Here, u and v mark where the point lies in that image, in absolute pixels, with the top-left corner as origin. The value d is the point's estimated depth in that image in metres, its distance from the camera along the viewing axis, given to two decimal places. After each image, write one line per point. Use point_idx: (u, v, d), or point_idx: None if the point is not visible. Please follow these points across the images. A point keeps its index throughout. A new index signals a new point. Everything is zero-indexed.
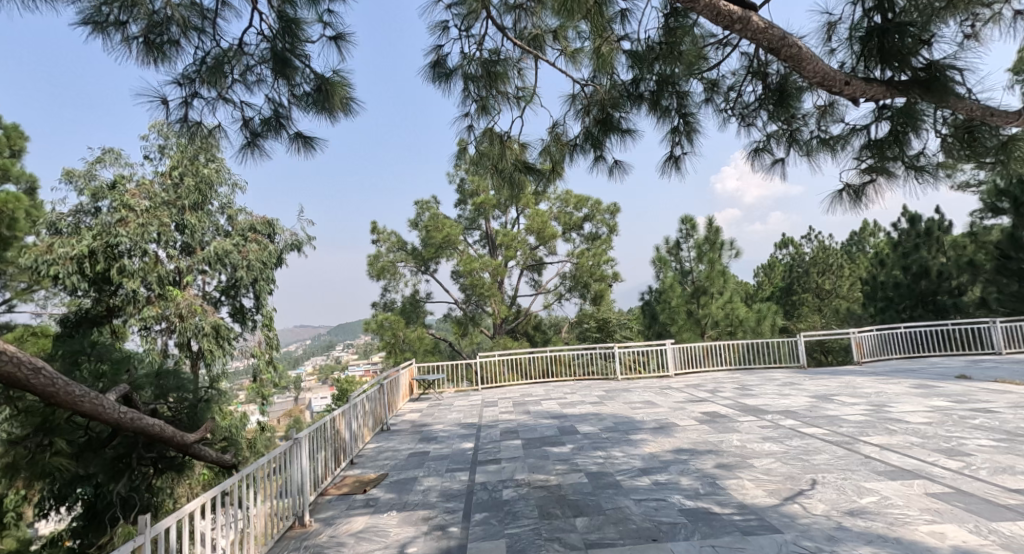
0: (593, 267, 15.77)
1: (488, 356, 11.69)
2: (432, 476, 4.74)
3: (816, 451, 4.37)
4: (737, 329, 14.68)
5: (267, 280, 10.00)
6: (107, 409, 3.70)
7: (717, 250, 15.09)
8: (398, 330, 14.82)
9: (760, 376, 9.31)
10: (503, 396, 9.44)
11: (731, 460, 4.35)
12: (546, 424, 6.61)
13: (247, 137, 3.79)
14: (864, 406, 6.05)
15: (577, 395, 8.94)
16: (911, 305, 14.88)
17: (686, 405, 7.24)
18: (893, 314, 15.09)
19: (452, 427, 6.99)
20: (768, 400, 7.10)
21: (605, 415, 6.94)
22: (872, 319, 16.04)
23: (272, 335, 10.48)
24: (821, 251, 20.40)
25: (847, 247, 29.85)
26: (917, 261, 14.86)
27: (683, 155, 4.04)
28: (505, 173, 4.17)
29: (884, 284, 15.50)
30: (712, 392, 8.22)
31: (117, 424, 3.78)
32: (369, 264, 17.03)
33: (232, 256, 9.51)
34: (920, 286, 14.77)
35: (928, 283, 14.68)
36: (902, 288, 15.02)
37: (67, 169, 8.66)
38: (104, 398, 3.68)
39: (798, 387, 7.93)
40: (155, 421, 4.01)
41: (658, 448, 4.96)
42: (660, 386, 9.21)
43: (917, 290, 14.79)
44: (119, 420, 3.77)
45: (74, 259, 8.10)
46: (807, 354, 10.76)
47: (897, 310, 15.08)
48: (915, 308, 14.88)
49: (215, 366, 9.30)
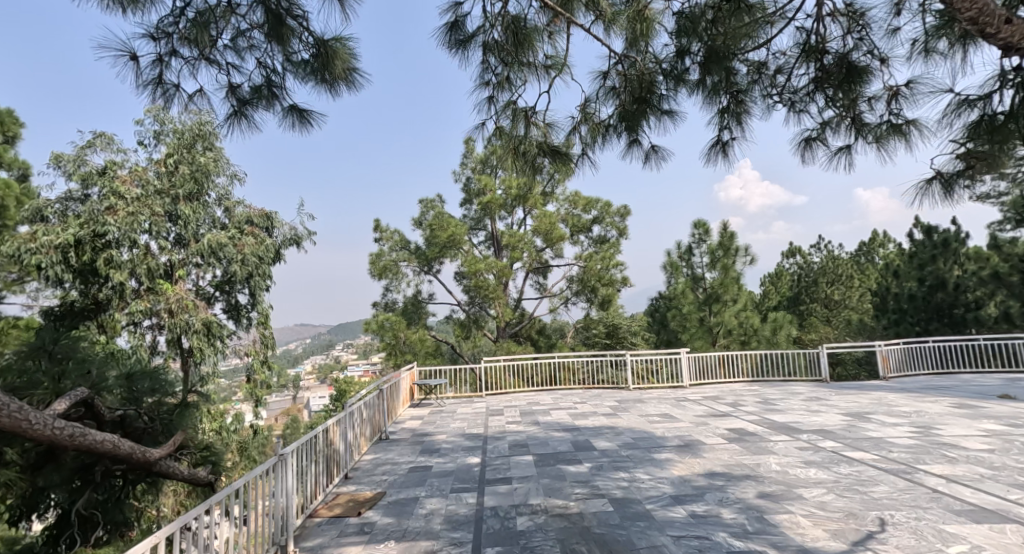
0: (602, 271, 15.29)
1: (492, 362, 11.20)
2: (435, 498, 4.23)
3: (872, 481, 3.86)
4: (750, 339, 14.19)
5: (264, 276, 9.50)
6: (35, 423, 2.99)
7: (730, 255, 14.54)
8: (400, 331, 14.34)
9: (781, 390, 8.80)
10: (510, 404, 8.94)
11: (775, 489, 3.84)
12: (558, 438, 6.10)
13: (234, 106, 3.30)
14: (908, 427, 5.54)
15: (588, 405, 8.43)
16: (927, 318, 14.41)
17: (708, 420, 6.72)
18: (908, 327, 14.68)
19: (457, 438, 6.48)
20: (798, 417, 6.59)
21: (621, 429, 6.42)
22: (884, 332, 15.55)
23: (268, 333, 9.95)
24: (831, 260, 19.90)
25: (856, 257, 29.24)
26: (934, 273, 14.37)
27: (732, 140, 3.58)
28: (530, 157, 3.70)
29: (899, 295, 15.05)
30: (733, 406, 7.70)
31: (51, 442, 3.09)
32: (371, 263, 16.54)
33: (227, 250, 9.03)
34: (937, 298, 14.28)
35: (945, 295, 14.18)
36: (917, 301, 14.56)
37: (55, 153, 8.14)
38: (31, 412, 2.97)
39: (826, 403, 7.42)
40: (104, 437, 3.36)
41: (688, 471, 4.45)
42: (675, 397, 8.69)
43: (932, 302, 14.32)
44: (55, 437, 3.09)
45: (59, 248, 7.60)
46: (827, 367, 10.25)
47: (912, 323, 14.65)
48: (931, 321, 14.41)
49: (208, 366, 8.81)
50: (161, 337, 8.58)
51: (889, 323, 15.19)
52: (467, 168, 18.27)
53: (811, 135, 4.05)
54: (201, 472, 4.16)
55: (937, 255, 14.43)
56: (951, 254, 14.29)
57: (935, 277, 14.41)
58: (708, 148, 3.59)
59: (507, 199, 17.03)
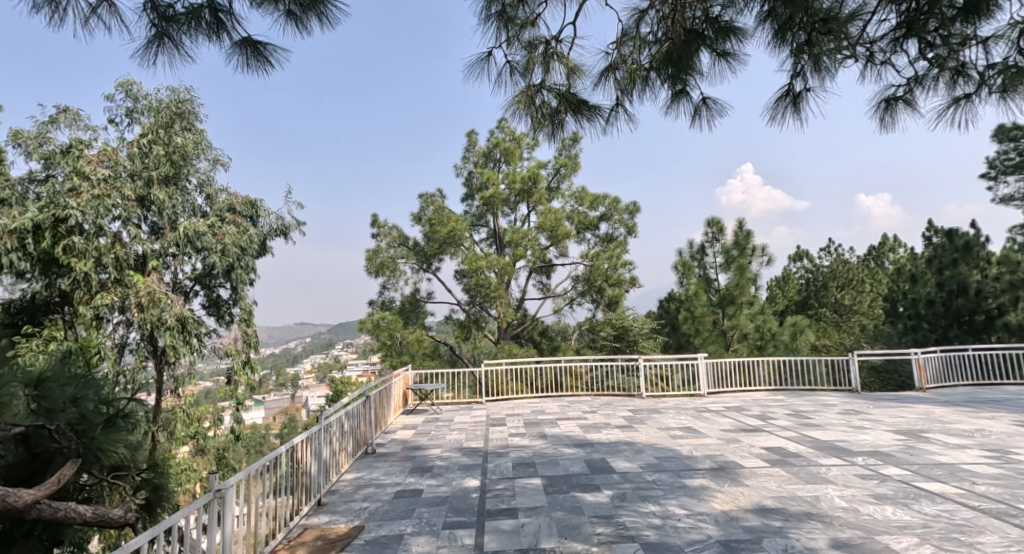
0: (608, 270, 14.53)
1: (493, 365, 10.41)
2: (424, 536, 3.44)
3: (975, 527, 3.06)
4: (767, 343, 13.42)
5: (247, 268, 8.71)
6: None
7: (746, 255, 13.73)
8: (396, 331, 13.54)
9: (811, 401, 8.02)
10: (512, 413, 8.15)
11: (853, 536, 3.04)
12: (570, 456, 5.29)
13: (154, 24, 2.50)
14: (981, 451, 4.74)
15: (599, 415, 7.64)
16: (946, 325, 13.54)
17: (739, 435, 5.93)
18: (924, 335, 13.83)
19: (454, 453, 5.69)
20: (842, 434, 5.79)
21: (641, 445, 5.63)
22: (900, 339, 14.69)
23: (251, 331, 9.09)
24: (841, 264, 19.02)
25: (865, 261, 28.44)
26: (955, 277, 13.45)
27: (805, 91, 2.79)
28: (547, 110, 2.97)
29: (917, 300, 14.18)
30: (763, 419, 6.91)
31: None
32: (368, 259, 15.76)
33: (206, 239, 8.19)
34: (957, 304, 13.37)
35: (965, 301, 13.24)
36: (936, 307, 13.65)
37: (14, 129, 7.30)
38: None
39: (868, 418, 6.62)
40: None
41: (732, 506, 3.65)
42: (694, 408, 7.91)
43: (952, 308, 13.41)
44: None
45: (13, 233, 6.46)
46: (857, 377, 9.43)
47: (931, 329, 13.79)
48: (949, 328, 13.56)
49: (183, 370, 7.97)
50: (133, 333, 7.53)
51: (906, 329, 14.33)
52: (469, 163, 17.54)
53: (897, 94, 3.23)
54: (113, 508, 2.66)
55: (958, 259, 13.63)
56: (973, 258, 13.52)
57: (957, 283, 13.47)
58: (775, 102, 2.82)
59: (510, 194, 16.27)
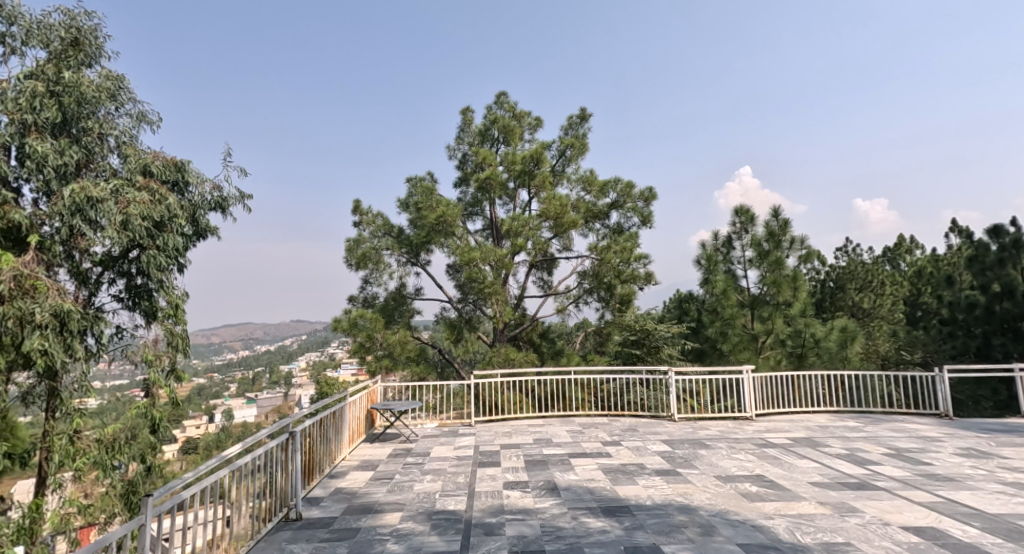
0: (620, 265, 12.26)
1: (487, 376, 8.49)
2: None
3: None
4: (807, 352, 11.58)
5: (167, 250, 5.30)
6: None
7: (782, 248, 11.73)
8: (376, 331, 11.58)
9: (903, 433, 6.09)
10: (510, 443, 6.18)
11: None
12: (600, 541, 3.31)
13: None
14: None
15: (627, 450, 5.68)
16: (986, 331, 11.17)
17: (847, 497, 3.96)
18: (964, 341, 11.51)
19: (417, 525, 3.68)
20: (1010, 499, 3.83)
21: (706, 516, 3.65)
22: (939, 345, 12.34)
23: (180, 330, 5.75)
24: (860, 264, 16.65)
25: (880, 262, 26.58)
26: (1002, 278, 10.79)
27: None
28: None
29: (955, 303, 11.69)
30: (860, 463, 4.96)
31: None
32: (348, 249, 13.63)
33: (104, 206, 4.85)
34: (1000, 309, 10.90)
35: (1011, 306, 10.72)
36: (976, 311, 11.18)
37: None
38: None
39: (1013, 467, 4.62)
40: None
41: None
42: (752, 442, 5.94)
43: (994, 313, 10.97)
44: None
45: None
46: (945, 398, 7.44)
47: (969, 336, 11.53)
48: (991, 334, 11.20)
49: (72, 380, 4.87)
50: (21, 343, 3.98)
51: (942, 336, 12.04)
52: (464, 143, 15.56)
53: None
54: None
55: (1005, 259, 10.74)
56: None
57: (1002, 284, 10.88)
58: None
59: (510, 177, 14.29)
